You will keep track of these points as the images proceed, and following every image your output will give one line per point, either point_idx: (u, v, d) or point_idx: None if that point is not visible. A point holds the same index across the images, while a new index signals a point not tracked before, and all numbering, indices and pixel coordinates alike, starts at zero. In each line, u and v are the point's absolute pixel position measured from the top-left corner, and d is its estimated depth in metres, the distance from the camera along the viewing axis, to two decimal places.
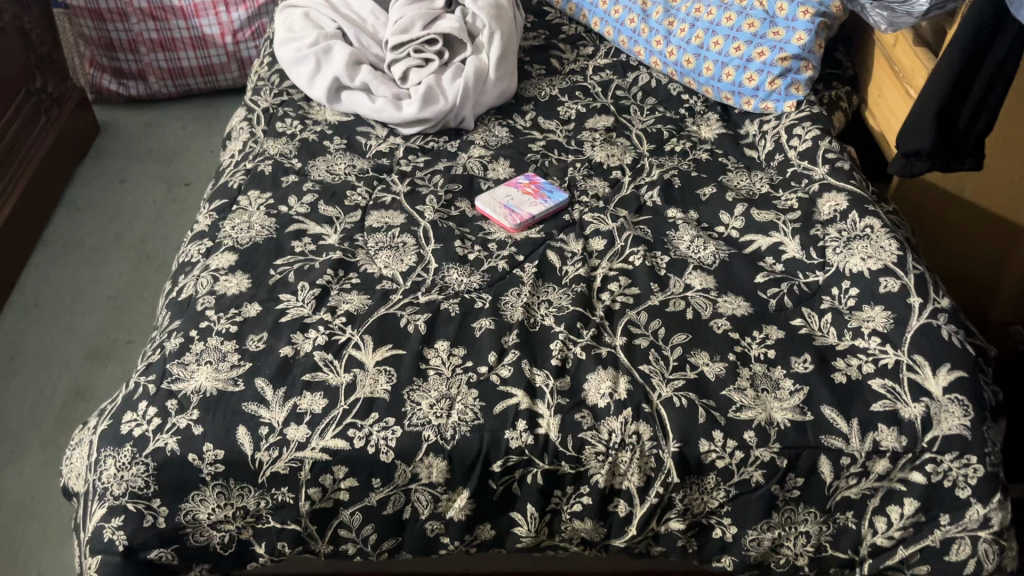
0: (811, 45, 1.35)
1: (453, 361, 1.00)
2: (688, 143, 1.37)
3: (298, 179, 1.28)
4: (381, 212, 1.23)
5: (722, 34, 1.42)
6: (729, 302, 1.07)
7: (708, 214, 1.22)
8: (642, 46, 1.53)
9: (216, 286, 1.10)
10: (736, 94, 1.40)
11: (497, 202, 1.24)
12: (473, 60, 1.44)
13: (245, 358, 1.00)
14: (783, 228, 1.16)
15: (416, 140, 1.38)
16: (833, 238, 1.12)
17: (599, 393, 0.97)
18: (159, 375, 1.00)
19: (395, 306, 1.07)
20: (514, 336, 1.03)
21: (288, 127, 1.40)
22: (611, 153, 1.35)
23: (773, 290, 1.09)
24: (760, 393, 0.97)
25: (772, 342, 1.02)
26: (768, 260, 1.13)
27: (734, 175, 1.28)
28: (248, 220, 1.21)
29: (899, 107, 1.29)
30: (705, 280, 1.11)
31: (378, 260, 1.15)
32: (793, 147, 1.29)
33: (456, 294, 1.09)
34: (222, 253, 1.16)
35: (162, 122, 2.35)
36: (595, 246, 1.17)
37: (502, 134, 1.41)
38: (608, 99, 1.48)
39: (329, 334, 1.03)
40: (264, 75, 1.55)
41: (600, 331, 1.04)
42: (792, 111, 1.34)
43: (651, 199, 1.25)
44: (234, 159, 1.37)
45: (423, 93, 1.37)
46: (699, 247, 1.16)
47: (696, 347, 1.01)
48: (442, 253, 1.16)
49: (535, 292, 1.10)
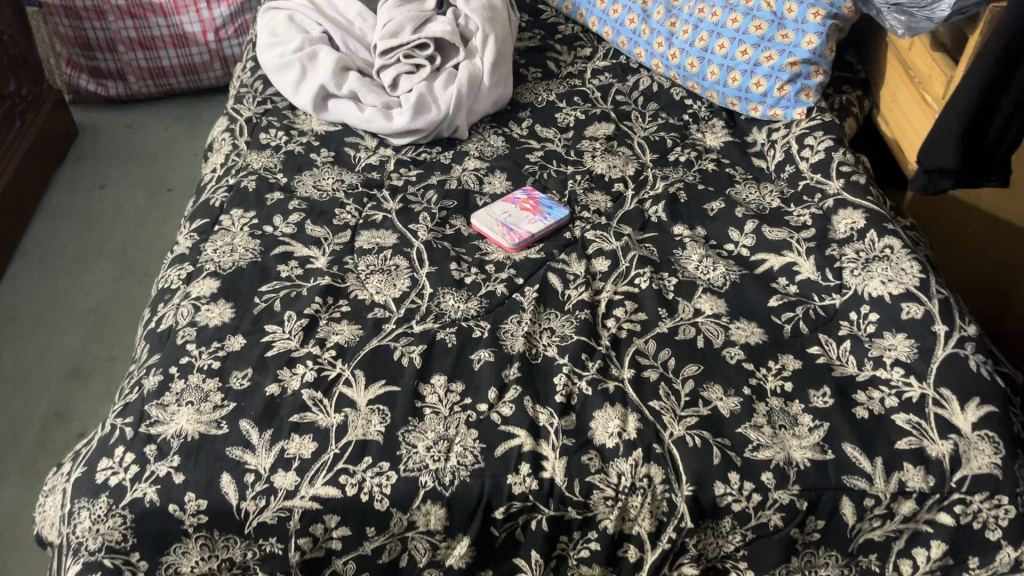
0: (822, 49, 1.27)
1: (450, 398, 0.94)
2: (693, 152, 1.30)
3: (283, 197, 1.21)
4: (372, 232, 1.16)
5: (728, 36, 1.35)
6: (742, 328, 1.02)
7: (716, 231, 1.16)
8: (642, 48, 1.46)
9: (197, 317, 1.03)
10: (742, 100, 1.34)
11: (494, 219, 1.18)
12: (466, 66, 1.37)
13: (229, 398, 0.94)
14: (796, 247, 1.10)
15: (407, 151, 1.32)
16: (851, 258, 1.06)
17: (607, 432, 0.91)
18: (136, 418, 0.93)
19: (388, 337, 1.01)
20: (515, 370, 0.97)
21: (272, 138, 1.33)
22: (612, 164, 1.29)
23: (788, 315, 1.03)
24: (777, 430, 0.92)
25: (789, 374, 0.96)
26: (781, 280, 1.08)
27: (742, 187, 1.22)
28: (231, 242, 1.14)
29: (915, 115, 1.23)
30: (715, 304, 1.05)
31: (369, 284, 1.09)
32: (805, 159, 1.22)
33: (452, 323, 1.03)
34: (204, 279, 1.09)
35: (143, 123, 2.27)
36: (598, 267, 1.11)
37: (497, 144, 1.34)
38: (608, 104, 1.42)
39: (317, 369, 0.97)
40: (247, 82, 1.48)
41: (606, 363, 0.98)
42: (802, 119, 1.28)
43: (655, 214, 1.19)
44: (215, 174, 1.30)
45: (414, 102, 1.30)
46: (708, 268, 1.10)
47: (709, 380, 0.96)
48: (437, 276, 1.09)
49: (536, 320, 1.03)
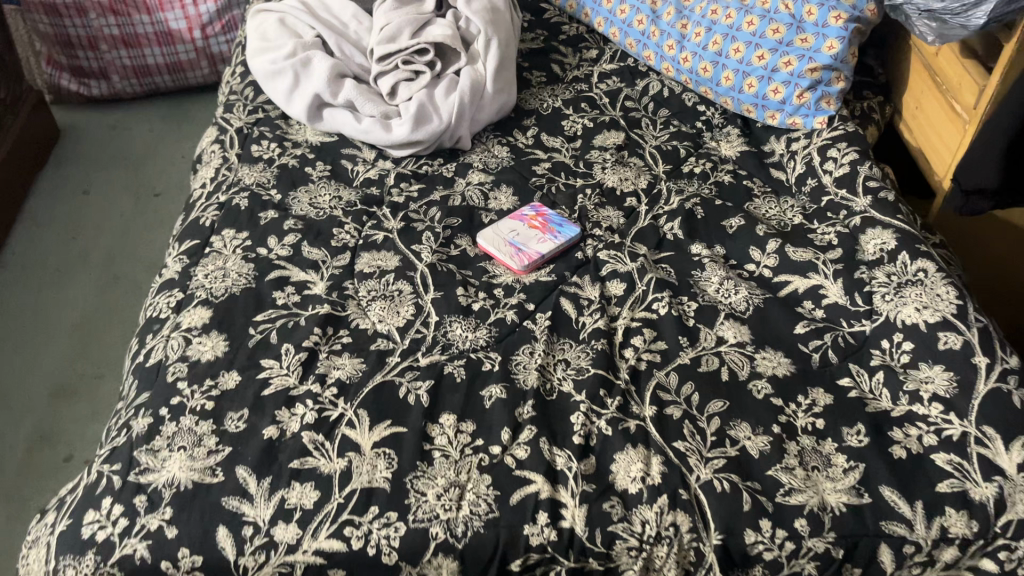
0: (844, 54, 1.21)
1: (461, 440, 0.88)
2: (708, 163, 1.24)
3: (278, 215, 1.15)
4: (373, 254, 1.10)
5: (743, 40, 1.28)
6: (768, 359, 0.96)
7: (736, 250, 1.10)
8: (652, 50, 1.40)
9: (188, 352, 0.97)
10: (758, 107, 1.27)
11: (500, 238, 1.11)
12: (468, 72, 1.30)
13: (224, 442, 0.88)
14: (823, 269, 1.04)
15: (407, 164, 1.25)
16: (881, 282, 1.00)
17: (629, 476, 0.85)
18: (124, 465, 0.87)
19: (392, 371, 0.95)
20: (529, 407, 0.91)
21: (264, 151, 1.27)
22: (624, 176, 1.23)
23: (816, 342, 0.98)
24: (809, 472, 0.86)
25: (820, 410, 0.91)
26: (806, 304, 1.02)
27: (761, 202, 1.16)
28: (222, 266, 1.08)
29: (943, 123, 1.17)
30: (739, 332, 0.99)
31: (371, 312, 1.02)
32: (827, 172, 1.16)
33: (461, 354, 0.97)
34: (194, 307, 1.02)
35: (128, 124, 2.19)
36: (613, 290, 1.05)
37: (502, 155, 1.28)
38: (617, 111, 1.35)
39: (318, 409, 0.91)
40: (237, 89, 1.41)
41: (626, 399, 0.92)
42: (823, 128, 1.22)
43: (671, 231, 1.13)
44: (205, 190, 1.23)
45: (415, 112, 1.24)
46: (729, 291, 1.04)
47: (736, 418, 0.90)
48: (442, 303, 1.03)
49: (550, 352, 0.97)
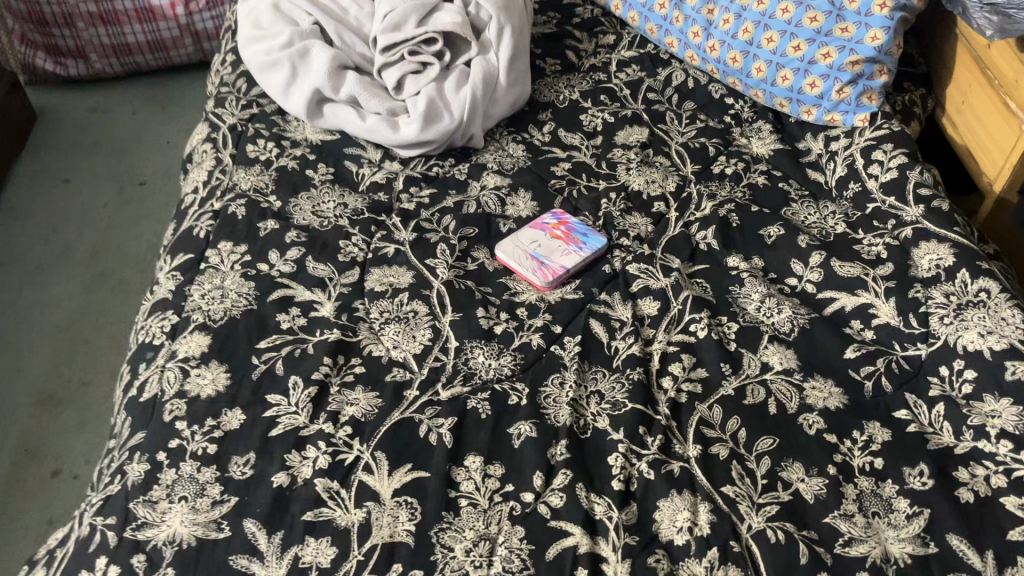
0: (888, 46, 1.12)
1: (489, 485, 0.81)
2: (740, 163, 1.16)
3: (279, 226, 1.06)
4: (384, 269, 1.01)
5: (777, 28, 1.18)
6: (817, 389, 0.89)
7: (776, 263, 1.02)
8: (675, 37, 1.30)
9: (186, 386, 0.88)
10: (793, 101, 1.19)
11: (521, 250, 1.03)
12: (480, 63, 1.20)
13: (230, 492, 0.80)
14: (872, 286, 0.96)
15: (417, 165, 1.17)
16: (939, 303, 0.93)
17: (675, 526, 0.78)
18: (120, 518, 0.79)
19: (411, 407, 0.86)
20: (562, 448, 0.83)
21: (260, 151, 1.17)
22: (651, 178, 1.14)
23: (867, 368, 0.90)
24: (870, 518, 0.79)
25: (878, 448, 0.83)
26: (855, 324, 0.95)
27: (799, 207, 1.09)
28: (220, 286, 0.99)
29: (994, 121, 1.09)
30: (785, 357, 0.92)
31: (384, 337, 0.94)
32: (872, 177, 1.08)
33: (484, 386, 0.89)
34: (191, 333, 0.94)
35: (108, 106, 2.07)
36: (646, 310, 0.97)
37: (518, 154, 1.19)
38: (639, 104, 1.26)
39: (331, 452, 0.83)
40: (228, 80, 1.31)
41: (667, 438, 0.84)
42: (864, 126, 1.13)
43: (704, 241, 1.05)
44: (197, 195, 1.13)
45: (424, 109, 1.15)
46: (772, 310, 0.96)
47: (788, 457, 0.83)
48: (462, 325, 0.95)
49: (581, 382, 0.90)
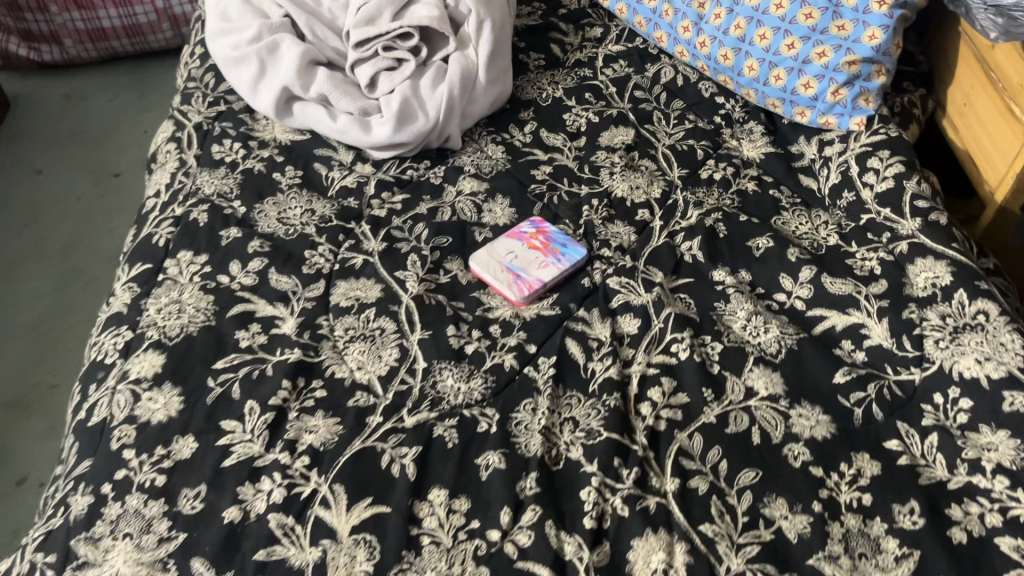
0: (887, 45, 1.05)
1: (454, 522, 0.76)
2: (729, 168, 1.10)
3: (242, 234, 1.01)
4: (350, 281, 0.96)
5: (770, 25, 1.12)
6: (804, 417, 0.84)
7: (764, 277, 0.97)
8: (664, 31, 1.25)
9: (136, 411, 0.84)
10: (786, 102, 1.13)
11: (496, 262, 0.98)
12: (458, 59, 1.14)
13: (177, 528, 0.75)
14: (864, 304, 0.91)
15: (390, 168, 1.11)
16: (935, 326, 0.88)
17: (649, 568, 0.73)
18: (60, 557, 0.74)
19: (374, 436, 0.82)
20: (532, 481, 0.78)
21: (226, 152, 1.12)
22: (635, 183, 1.09)
23: (858, 395, 0.85)
24: (856, 560, 0.74)
25: (867, 483, 0.79)
26: (845, 345, 0.90)
27: (790, 216, 1.03)
28: (178, 299, 0.94)
29: (997, 126, 1.03)
30: (770, 382, 0.87)
31: (348, 357, 0.89)
32: (867, 186, 1.02)
33: (452, 412, 0.84)
34: (145, 352, 0.89)
35: (84, 93, 2.01)
36: (626, 327, 0.92)
37: (496, 156, 1.14)
38: (625, 103, 1.21)
39: (287, 484, 0.78)
40: (196, 74, 1.25)
41: (644, 471, 0.79)
42: (861, 130, 1.08)
43: (689, 252, 1.00)
44: (159, 200, 1.08)
45: (397, 110, 1.09)
46: (758, 329, 0.91)
47: (771, 492, 0.78)
48: (431, 344, 0.90)
49: (555, 409, 0.85)
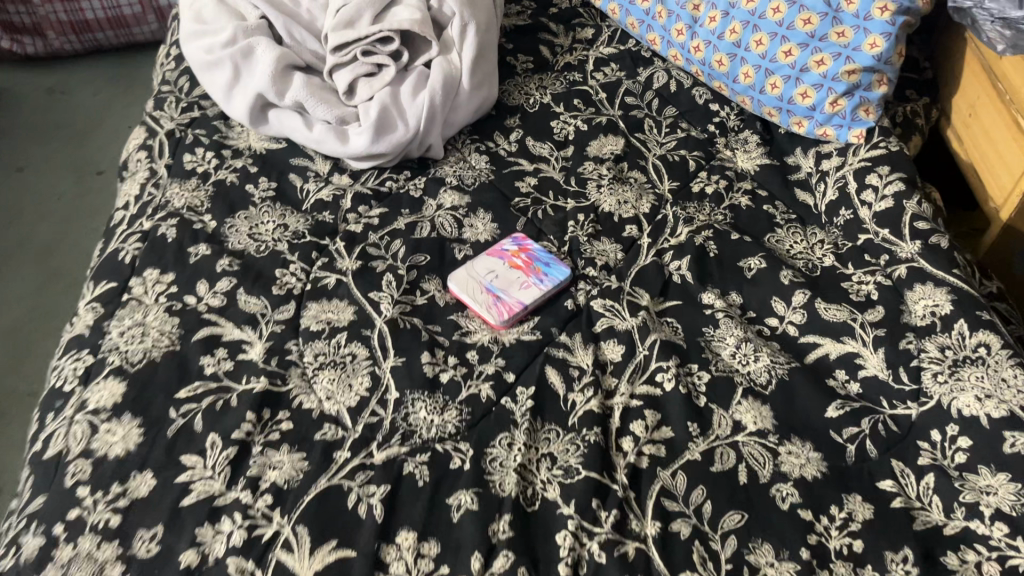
0: (889, 54, 1.00)
1: (422, 567, 0.72)
2: (722, 181, 1.06)
3: (211, 251, 0.97)
4: (322, 303, 0.92)
5: (767, 30, 1.07)
6: (794, 455, 0.79)
7: (756, 300, 0.92)
8: (657, 34, 1.19)
9: (93, 444, 0.80)
10: (782, 111, 1.08)
11: (475, 282, 0.94)
12: (440, 64, 1.09)
13: (130, 572, 0.71)
14: (860, 333, 0.87)
15: (369, 179, 1.07)
16: (933, 358, 0.83)
17: None
18: None
19: (341, 473, 0.78)
20: (505, 524, 0.74)
21: (198, 162, 1.08)
22: (623, 197, 1.04)
23: (851, 430, 0.81)
24: None
25: (858, 528, 0.74)
26: (839, 375, 0.85)
27: (784, 233, 0.99)
28: (141, 321, 0.90)
29: (1002, 140, 0.98)
30: (759, 416, 0.82)
31: (317, 386, 0.85)
32: (866, 204, 0.97)
33: (424, 446, 0.80)
34: (105, 380, 0.85)
35: (68, 87, 1.97)
36: (609, 354, 0.88)
37: (480, 166, 1.09)
38: (615, 110, 1.16)
39: (247, 526, 0.74)
40: (170, 77, 1.20)
41: (623, 513, 0.75)
42: (860, 143, 1.03)
43: (678, 272, 0.96)
44: (127, 212, 1.04)
45: (375, 119, 1.04)
46: (747, 357, 0.87)
47: (756, 537, 0.74)
48: (404, 372, 0.86)
49: (532, 444, 0.81)
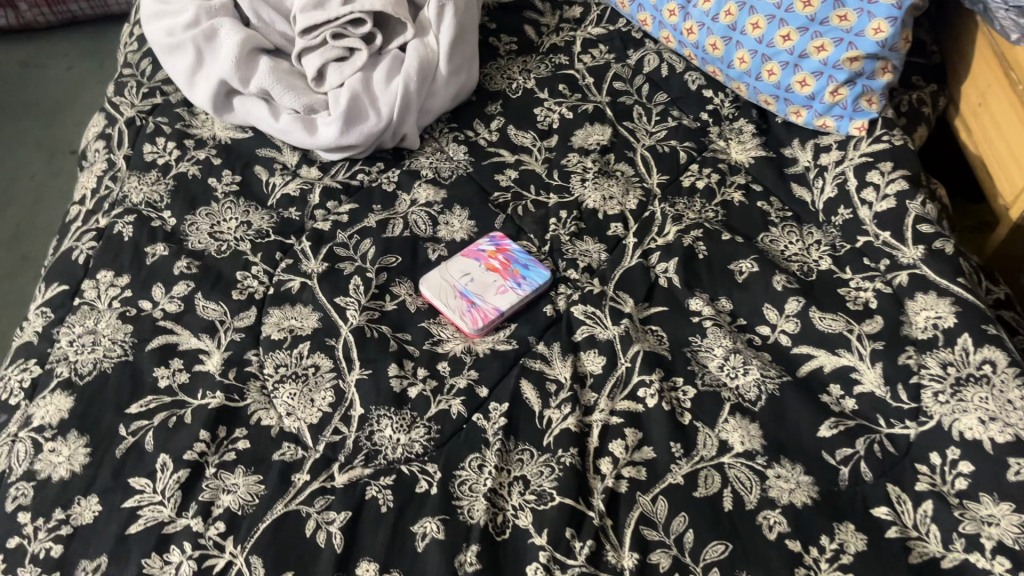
0: (893, 41, 0.93)
1: None
2: (714, 174, 1.00)
3: (169, 251, 0.91)
4: (285, 309, 0.86)
5: (764, 12, 1.00)
6: (783, 479, 0.74)
7: (746, 307, 0.87)
8: (648, 13, 1.12)
9: (36, 465, 0.75)
10: (779, 100, 1.02)
11: (448, 285, 0.88)
12: (416, 49, 1.03)
13: None
14: (856, 345, 0.81)
15: (339, 171, 1.01)
16: (935, 375, 0.78)
17: None
18: None
19: (299, 498, 0.73)
20: (472, 555, 0.69)
21: (159, 153, 1.01)
22: (608, 192, 0.98)
23: (845, 451, 0.76)
24: None
25: (850, 561, 0.69)
26: (833, 390, 0.80)
27: (779, 232, 0.93)
28: (92, 329, 0.85)
29: (1012, 134, 0.91)
30: (747, 435, 0.77)
31: (277, 401, 0.80)
32: (866, 204, 0.91)
33: (389, 468, 0.75)
34: (51, 393, 0.80)
35: (42, 61, 1.90)
36: (589, 366, 0.83)
37: (458, 158, 1.03)
38: (602, 96, 1.10)
39: (197, 556, 0.69)
40: (132, 61, 1.14)
41: (599, 543, 0.70)
42: (861, 136, 0.96)
43: (664, 275, 0.90)
44: (83, 207, 0.98)
45: (345, 108, 0.98)
46: (736, 370, 0.82)
47: (741, 570, 0.68)
48: (369, 386, 0.80)
49: (504, 466, 0.75)
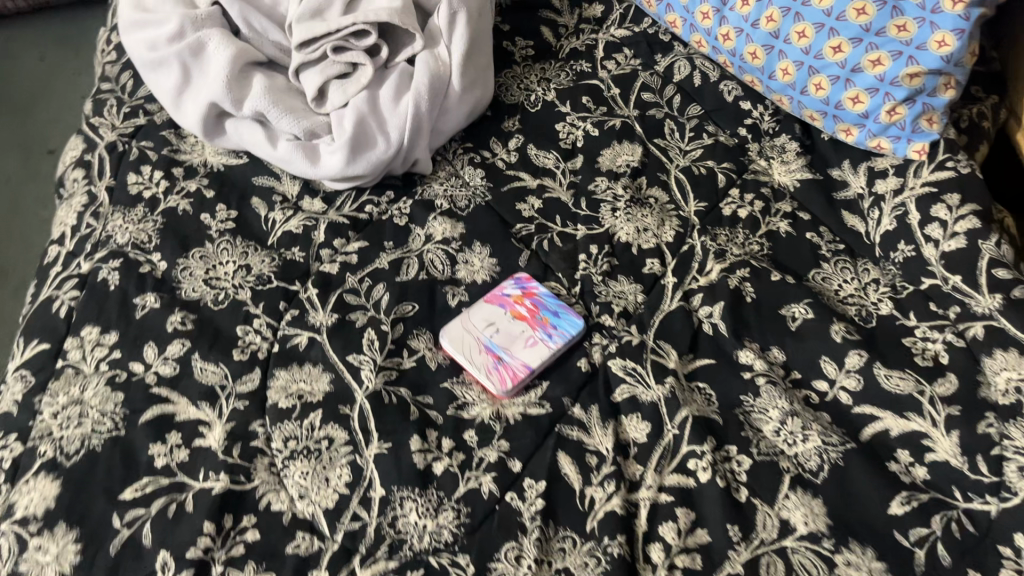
0: (960, 54, 0.83)
1: None
2: (757, 201, 0.91)
3: (160, 303, 0.82)
4: (292, 370, 0.78)
5: (811, 20, 0.90)
6: (854, 567, 0.66)
7: (802, 359, 0.79)
8: (679, 14, 1.03)
9: (21, 565, 0.67)
10: (827, 116, 0.93)
11: (472, 337, 0.80)
12: (425, 61, 0.93)
13: None
14: (928, 410, 0.73)
15: (345, 203, 0.91)
16: (1020, 447, 0.70)
17: None
18: None
19: None
20: None
21: (144, 184, 0.92)
22: (643, 223, 0.89)
23: (920, 531, 0.68)
24: None
25: None
26: (902, 456, 0.72)
27: (832, 269, 0.85)
28: (78, 398, 0.76)
29: None
30: (810, 514, 0.69)
31: (288, 481, 0.72)
32: (930, 241, 0.83)
33: (415, 560, 0.68)
34: (34, 477, 0.71)
35: (13, 51, 1.77)
36: (632, 433, 0.75)
37: (474, 184, 0.94)
38: (630, 109, 1.00)
39: None
40: (111, 74, 1.04)
41: None
42: (921, 160, 0.88)
43: (708, 321, 0.82)
44: (62, 248, 0.89)
45: (351, 135, 0.88)
46: (794, 437, 0.74)
47: None
48: (390, 463, 0.72)
49: (544, 557, 0.68)
